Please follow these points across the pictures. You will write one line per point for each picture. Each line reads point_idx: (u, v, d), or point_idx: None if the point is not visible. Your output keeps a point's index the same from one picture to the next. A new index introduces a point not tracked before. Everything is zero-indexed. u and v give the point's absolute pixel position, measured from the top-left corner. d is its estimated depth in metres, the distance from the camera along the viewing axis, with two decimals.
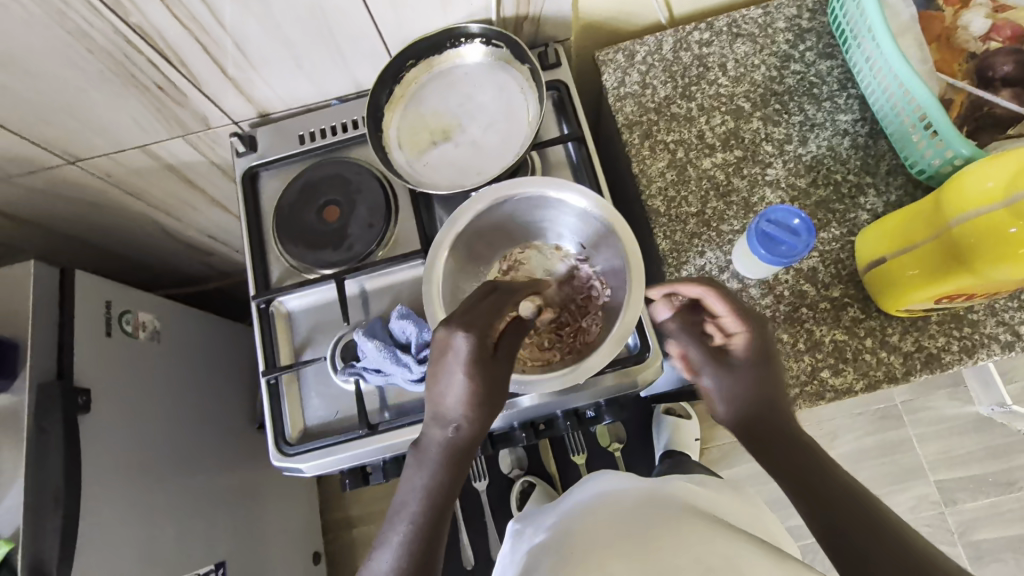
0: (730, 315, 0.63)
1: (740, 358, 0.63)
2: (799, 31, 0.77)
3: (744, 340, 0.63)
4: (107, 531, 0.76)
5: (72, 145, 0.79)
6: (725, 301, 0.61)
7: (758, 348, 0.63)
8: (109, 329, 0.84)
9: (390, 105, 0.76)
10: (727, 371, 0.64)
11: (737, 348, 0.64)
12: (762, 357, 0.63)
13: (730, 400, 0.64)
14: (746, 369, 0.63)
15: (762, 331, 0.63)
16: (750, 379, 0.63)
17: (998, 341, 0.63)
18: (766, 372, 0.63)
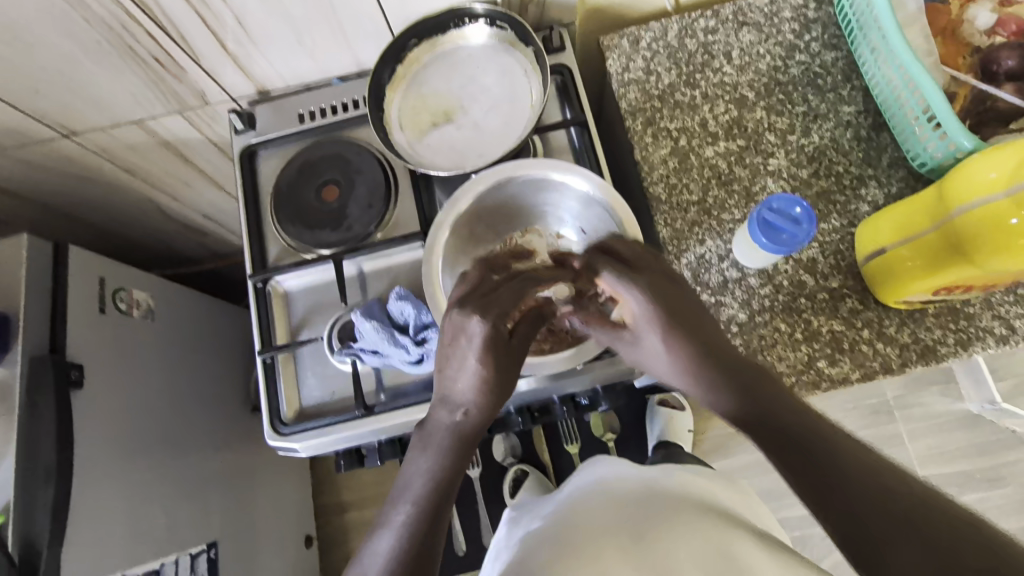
0: (617, 284, 0.61)
1: (652, 330, 0.59)
2: (805, 21, 0.77)
3: (641, 307, 0.60)
4: (98, 509, 0.75)
5: (66, 118, 0.78)
6: (609, 274, 0.61)
7: (663, 315, 0.59)
8: (103, 306, 0.83)
9: (391, 85, 0.75)
10: (648, 348, 0.61)
11: (643, 318, 0.60)
12: (679, 320, 0.59)
13: (697, 388, 0.57)
14: (665, 344, 0.59)
15: (661, 291, 0.60)
16: (680, 352, 0.58)
17: (994, 335, 0.64)
18: (695, 337, 0.58)
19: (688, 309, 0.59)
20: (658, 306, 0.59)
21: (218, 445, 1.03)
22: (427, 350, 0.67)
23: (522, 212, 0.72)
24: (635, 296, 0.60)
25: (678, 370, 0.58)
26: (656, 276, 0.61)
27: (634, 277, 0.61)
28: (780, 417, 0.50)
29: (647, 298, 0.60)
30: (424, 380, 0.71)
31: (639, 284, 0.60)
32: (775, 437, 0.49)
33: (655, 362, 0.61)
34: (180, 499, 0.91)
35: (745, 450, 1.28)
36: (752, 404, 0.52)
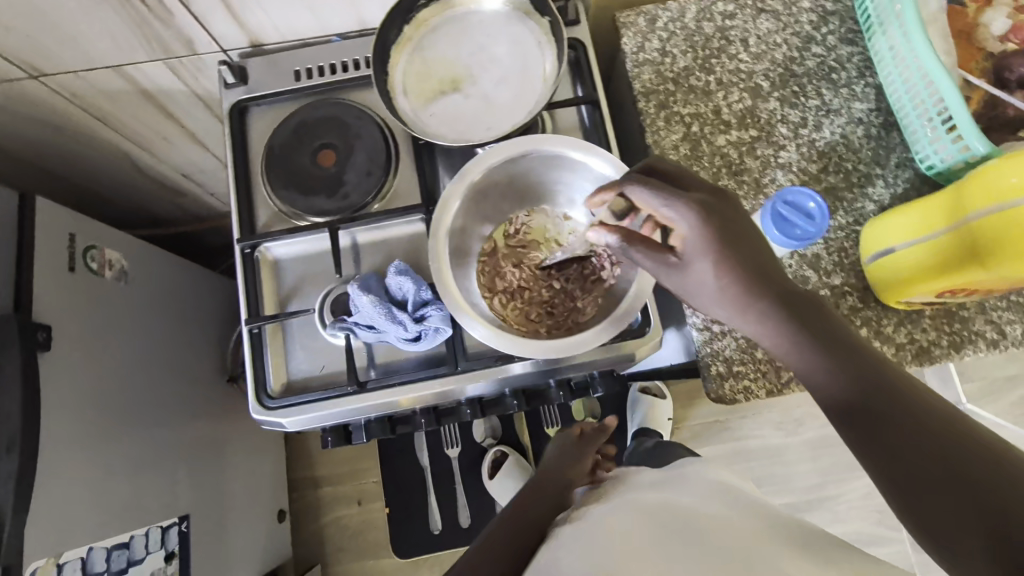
0: (659, 203, 0.48)
1: (703, 261, 0.46)
2: (823, 13, 0.75)
3: (692, 232, 0.46)
4: (64, 478, 0.71)
5: (36, 57, 0.71)
6: (649, 191, 0.48)
7: (719, 243, 0.45)
8: (72, 265, 0.78)
9: (397, 46, 0.71)
10: (695, 282, 0.47)
11: (692, 245, 0.46)
12: (737, 250, 0.45)
13: (758, 331, 0.45)
14: (719, 278, 0.46)
15: (717, 211, 0.46)
16: (736, 290, 0.45)
17: (985, 339, 0.65)
18: (754, 269, 0.45)
19: (745, 235, 0.46)
20: (713, 231, 0.45)
21: (192, 415, 1.00)
22: (425, 328, 0.64)
23: (528, 191, 0.70)
24: (684, 216, 0.47)
25: (734, 310, 0.46)
26: (706, 194, 0.48)
27: (680, 194, 0.47)
28: (872, 375, 0.39)
29: (699, 219, 0.46)
30: (418, 358, 0.69)
31: (690, 205, 0.46)
32: (862, 408, 0.38)
33: (701, 299, 0.48)
34: (152, 471, 0.88)
35: (722, 439, 1.31)
36: (839, 360, 0.41)
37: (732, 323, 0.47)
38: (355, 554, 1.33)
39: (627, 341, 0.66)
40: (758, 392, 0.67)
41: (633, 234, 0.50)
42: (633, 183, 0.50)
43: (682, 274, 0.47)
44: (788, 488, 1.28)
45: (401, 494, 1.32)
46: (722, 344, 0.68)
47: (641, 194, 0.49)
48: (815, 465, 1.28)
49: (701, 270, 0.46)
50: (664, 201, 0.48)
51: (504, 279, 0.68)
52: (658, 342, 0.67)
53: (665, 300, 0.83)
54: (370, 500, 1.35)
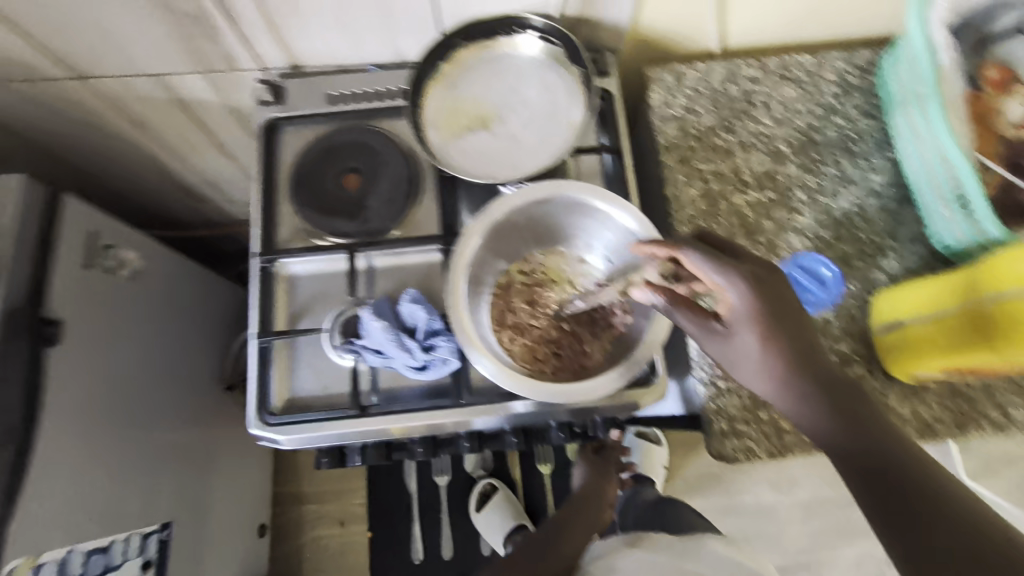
0: (710, 270, 0.48)
1: (748, 332, 0.47)
2: (846, 86, 0.77)
3: (740, 304, 0.47)
4: (55, 476, 0.71)
5: (82, 61, 0.74)
6: (703, 260, 0.48)
7: (766, 317, 0.46)
8: (89, 262, 0.78)
9: (432, 82, 0.73)
10: (737, 351, 0.48)
11: (739, 316, 0.47)
12: (781, 324, 0.46)
13: (790, 404, 0.45)
14: (762, 350, 0.46)
15: (767, 284, 0.47)
16: (776, 363, 0.46)
17: (989, 420, 0.66)
18: (796, 343, 0.46)
19: (792, 310, 0.47)
20: (765, 304, 0.46)
21: (187, 421, 0.99)
22: (432, 359, 0.65)
23: (547, 233, 0.71)
24: (736, 289, 0.47)
25: (771, 383, 0.46)
26: (758, 266, 0.48)
27: (732, 264, 0.48)
28: (894, 453, 0.40)
29: (749, 292, 0.47)
30: (422, 388, 0.69)
31: (743, 275, 0.47)
32: (876, 479, 0.39)
33: (740, 368, 0.48)
34: (141, 474, 0.87)
35: (715, 492, 1.29)
36: (862, 436, 0.41)
37: (766, 395, 0.47)
38: None
39: (632, 390, 0.66)
40: (759, 452, 0.67)
41: (680, 297, 0.52)
42: (686, 248, 0.49)
43: (725, 342, 0.48)
44: (778, 550, 1.25)
45: (386, 518, 1.30)
46: (726, 402, 0.68)
47: (696, 262, 0.49)
48: (807, 528, 1.26)
49: (746, 340, 0.47)
50: (716, 270, 0.48)
51: (515, 315, 0.69)
52: (663, 394, 0.67)
53: (671, 349, 0.83)
54: (353, 522, 1.32)
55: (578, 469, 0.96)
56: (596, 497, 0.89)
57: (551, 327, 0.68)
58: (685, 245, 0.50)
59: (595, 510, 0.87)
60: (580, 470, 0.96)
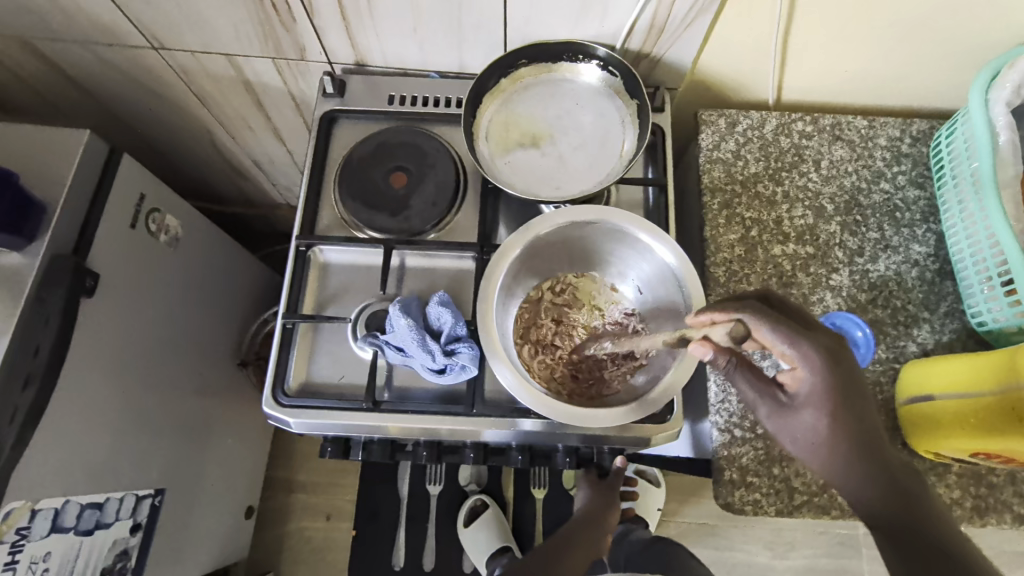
0: (781, 343, 0.45)
1: (815, 407, 0.47)
2: (897, 152, 0.77)
3: (813, 380, 0.46)
4: (64, 423, 0.72)
5: (162, 32, 0.77)
6: (773, 332, 0.45)
7: (835, 395, 0.46)
8: (134, 222, 0.81)
9: (490, 95, 0.75)
10: (799, 423, 0.48)
11: (810, 392, 0.47)
12: (849, 403, 0.46)
13: (837, 475, 0.46)
14: (825, 426, 0.46)
15: (842, 365, 0.46)
16: (839, 441, 0.46)
17: (1011, 512, 0.63)
18: (862, 426, 0.46)
19: (862, 393, 0.46)
20: (840, 387, 0.45)
21: (197, 391, 1.00)
22: (452, 363, 0.65)
23: (581, 257, 0.72)
24: (810, 367, 0.46)
25: (830, 460, 0.46)
26: (827, 340, 0.47)
27: (810, 339, 0.46)
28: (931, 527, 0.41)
29: (824, 371, 0.45)
30: (435, 391, 0.69)
31: (819, 353, 0.46)
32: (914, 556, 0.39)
33: (798, 440, 0.48)
34: (145, 436, 0.88)
35: (708, 543, 1.25)
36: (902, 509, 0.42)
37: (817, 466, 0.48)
38: (309, 571, 1.28)
39: (647, 424, 0.66)
40: (768, 508, 0.65)
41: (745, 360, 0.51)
42: (753, 317, 0.45)
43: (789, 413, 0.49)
44: None
45: (372, 520, 1.29)
46: (739, 451, 0.67)
47: (765, 335, 0.46)
48: None
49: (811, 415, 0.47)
50: (789, 342, 0.45)
51: (539, 330, 0.69)
52: (676, 432, 0.66)
53: (688, 390, 0.82)
54: (339, 518, 1.31)
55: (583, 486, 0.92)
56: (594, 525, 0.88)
57: (574, 349, 0.68)
58: (751, 311, 0.46)
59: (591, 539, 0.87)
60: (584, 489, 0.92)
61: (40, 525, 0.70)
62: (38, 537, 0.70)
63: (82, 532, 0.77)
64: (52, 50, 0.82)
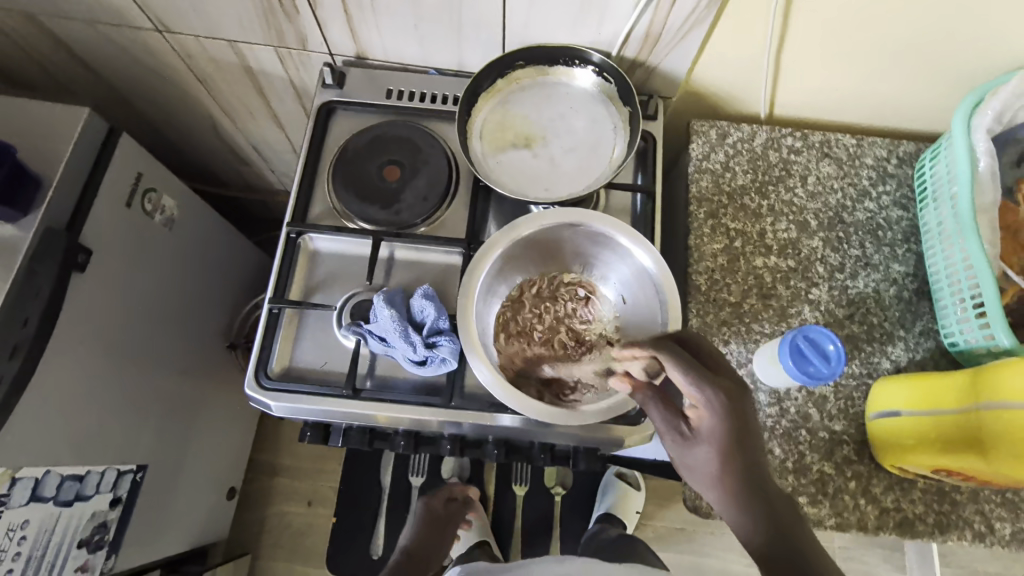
0: (686, 380, 0.49)
1: (707, 447, 0.47)
2: (883, 173, 0.79)
3: (706, 415, 0.47)
4: (48, 395, 0.73)
5: (167, 15, 0.78)
6: (676, 366, 0.49)
7: (727, 437, 0.46)
8: (130, 201, 0.82)
9: (486, 95, 0.76)
10: (694, 462, 0.48)
11: (708, 433, 0.47)
12: (740, 446, 0.46)
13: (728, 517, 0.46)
14: (717, 466, 0.46)
15: (735, 404, 0.47)
16: (726, 481, 0.46)
17: (971, 529, 0.65)
18: (750, 468, 0.46)
19: (753, 436, 0.47)
20: (729, 425, 0.46)
21: (184, 372, 1.01)
22: (433, 356, 0.66)
23: (576, 258, 0.73)
24: (703, 402, 0.48)
25: (722, 499, 0.46)
26: (732, 382, 0.49)
27: (704, 378, 0.48)
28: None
29: (716, 408, 0.47)
30: (415, 382, 0.70)
31: (711, 390, 0.47)
32: None
33: (697, 481, 0.48)
34: (130, 412, 0.89)
35: (684, 549, 1.27)
36: (789, 560, 0.41)
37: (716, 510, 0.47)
38: (287, 555, 1.29)
39: (620, 426, 0.67)
40: None
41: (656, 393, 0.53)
42: (662, 352, 0.51)
43: (686, 449, 0.49)
44: None
45: (353, 508, 1.30)
46: None
47: (670, 367, 0.50)
48: None
49: (704, 454, 0.47)
50: (688, 377, 0.49)
51: (520, 323, 0.71)
52: (649, 435, 0.67)
53: None
54: (320, 504, 1.32)
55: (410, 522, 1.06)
56: (432, 507, 1.09)
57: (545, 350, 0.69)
58: (660, 349, 0.51)
59: (431, 551, 0.97)
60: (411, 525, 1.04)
61: (19, 494, 0.71)
62: (18, 504, 0.71)
63: (60, 503, 0.78)
64: (58, 26, 0.83)
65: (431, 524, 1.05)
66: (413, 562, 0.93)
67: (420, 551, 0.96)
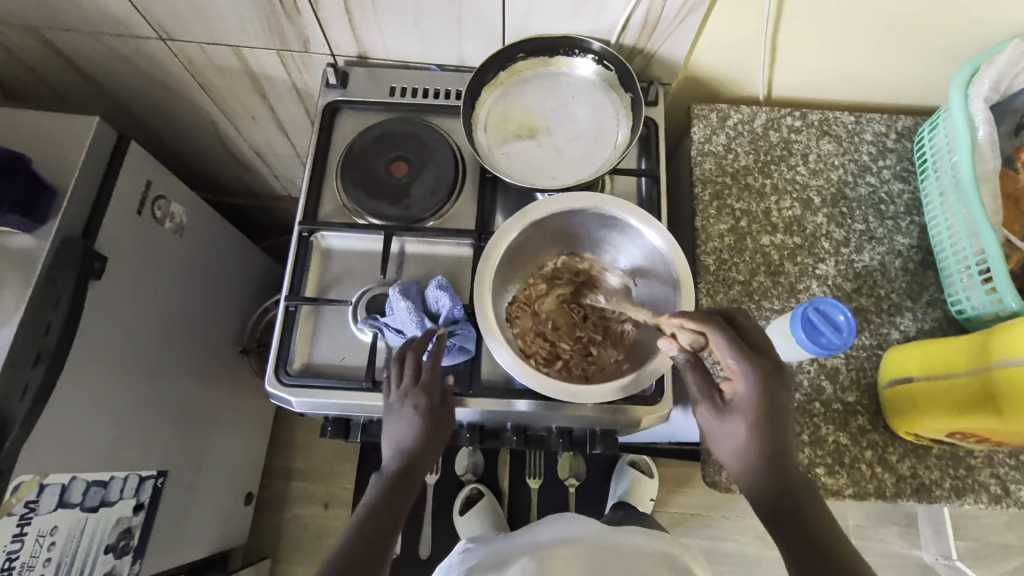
0: (731, 357, 0.53)
1: (742, 417, 0.53)
2: (883, 148, 0.80)
3: (747, 392, 0.53)
4: (70, 402, 0.74)
5: (170, 24, 0.79)
6: (729, 345, 0.53)
7: (762, 409, 0.52)
8: (141, 208, 0.83)
9: (489, 88, 0.77)
10: (726, 427, 0.54)
11: (743, 406, 0.53)
12: (773, 417, 0.53)
13: (742, 468, 0.54)
14: (746, 433, 0.53)
15: (774, 384, 0.53)
16: (754, 445, 0.53)
17: (987, 492, 0.66)
18: (775, 435, 0.53)
19: (784, 408, 0.53)
20: (766, 401, 0.52)
21: (199, 377, 1.02)
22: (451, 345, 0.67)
23: (604, 244, 0.74)
24: (748, 380, 0.53)
25: (744, 457, 0.54)
26: (769, 361, 0.54)
27: (752, 358, 0.53)
28: (807, 509, 0.51)
29: (757, 386, 0.52)
30: None
31: (757, 370, 0.52)
32: (789, 523, 0.50)
33: (722, 441, 0.55)
34: (147, 418, 0.90)
35: (700, 534, 1.28)
36: (789, 497, 0.51)
37: (728, 461, 0.56)
38: (306, 558, 1.30)
39: (637, 406, 0.68)
40: None
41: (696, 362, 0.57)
42: (716, 330, 0.54)
43: (720, 416, 0.55)
44: None
45: None
46: None
47: (720, 343, 0.54)
48: None
49: (738, 422, 0.53)
50: (737, 356, 0.53)
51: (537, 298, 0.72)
52: (665, 414, 0.68)
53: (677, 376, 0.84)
54: (336, 505, 1.33)
55: (402, 412, 0.63)
56: (435, 398, 0.63)
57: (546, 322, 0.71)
58: (716, 327, 0.54)
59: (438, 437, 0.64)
60: (408, 418, 0.62)
61: (47, 500, 0.72)
62: (45, 512, 0.72)
63: (87, 509, 0.79)
64: (63, 40, 0.84)
65: (433, 425, 0.63)
66: (407, 479, 0.61)
67: (419, 465, 0.62)
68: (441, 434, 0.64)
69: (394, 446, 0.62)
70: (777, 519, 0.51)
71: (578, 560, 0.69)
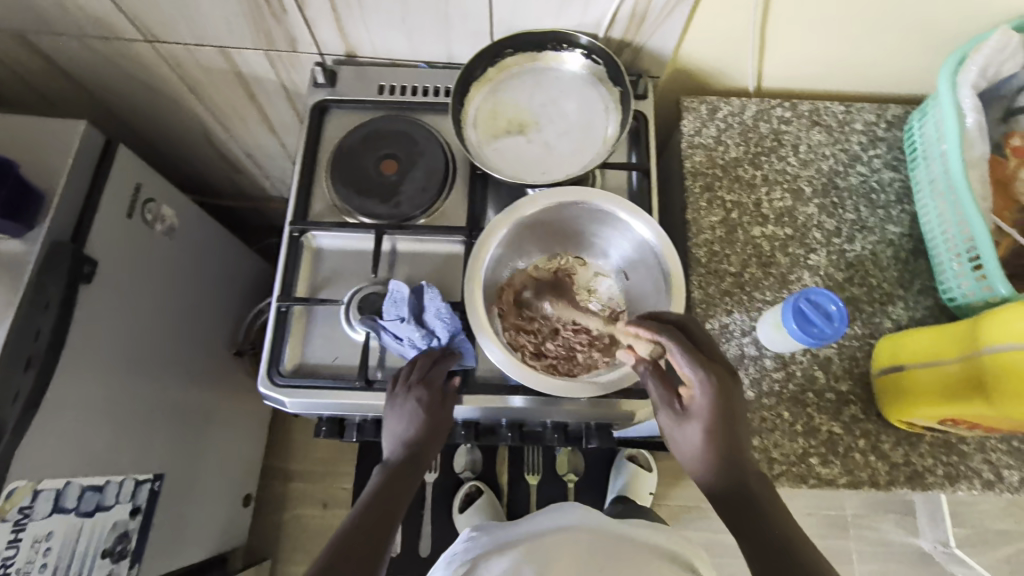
0: (685, 365, 0.54)
1: (698, 422, 0.54)
2: (873, 137, 0.80)
3: (702, 399, 0.53)
4: (63, 407, 0.74)
5: (156, 26, 0.78)
6: (682, 355, 0.53)
7: (716, 415, 0.53)
8: (131, 212, 0.82)
9: (478, 83, 0.77)
10: (684, 433, 0.55)
11: (698, 411, 0.54)
12: (727, 421, 0.54)
13: (699, 469, 0.55)
14: (702, 437, 0.54)
15: (727, 390, 0.54)
16: (710, 448, 0.54)
17: (981, 477, 0.66)
18: (730, 437, 0.54)
19: (737, 412, 0.54)
20: (721, 407, 0.53)
21: (194, 380, 1.02)
22: None
23: (596, 238, 0.74)
24: (702, 388, 0.53)
25: (700, 460, 0.55)
26: (721, 367, 0.55)
27: (705, 365, 0.54)
28: (759, 505, 0.53)
29: (713, 394, 0.53)
30: None
31: (710, 378, 0.53)
32: (744, 519, 0.52)
33: (681, 445, 0.56)
34: (142, 422, 0.89)
35: (698, 527, 1.28)
36: (742, 495, 0.53)
37: (686, 464, 0.57)
38: (306, 559, 1.30)
39: (631, 399, 0.68)
40: None
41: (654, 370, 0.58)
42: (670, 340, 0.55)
43: (677, 422, 0.56)
44: None
45: None
46: None
47: (674, 352, 0.55)
48: None
49: (694, 427, 0.54)
50: (691, 365, 0.54)
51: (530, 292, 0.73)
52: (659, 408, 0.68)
53: None
54: (335, 505, 1.33)
55: (404, 406, 0.64)
56: (437, 394, 0.65)
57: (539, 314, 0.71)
58: (670, 336, 0.55)
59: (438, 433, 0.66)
60: (410, 411, 0.63)
61: (43, 505, 0.72)
62: (41, 517, 0.72)
63: (83, 514, 0.78)
64: (47, 44, 0.83)
65: (434, 419, 0.64)
66: (406, 471, 0.62)
67: (418, 457, 0.63)
68: (440, 430, 0.65)
69: (395, 437, 0.63)
70: (733, 516, 0.53)
71: (579, 550, 0.69)
